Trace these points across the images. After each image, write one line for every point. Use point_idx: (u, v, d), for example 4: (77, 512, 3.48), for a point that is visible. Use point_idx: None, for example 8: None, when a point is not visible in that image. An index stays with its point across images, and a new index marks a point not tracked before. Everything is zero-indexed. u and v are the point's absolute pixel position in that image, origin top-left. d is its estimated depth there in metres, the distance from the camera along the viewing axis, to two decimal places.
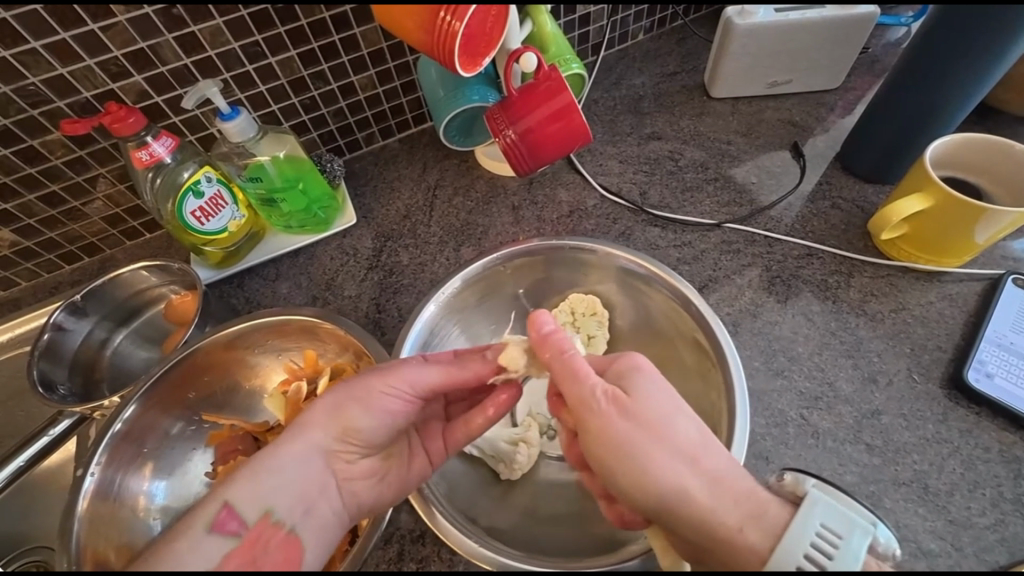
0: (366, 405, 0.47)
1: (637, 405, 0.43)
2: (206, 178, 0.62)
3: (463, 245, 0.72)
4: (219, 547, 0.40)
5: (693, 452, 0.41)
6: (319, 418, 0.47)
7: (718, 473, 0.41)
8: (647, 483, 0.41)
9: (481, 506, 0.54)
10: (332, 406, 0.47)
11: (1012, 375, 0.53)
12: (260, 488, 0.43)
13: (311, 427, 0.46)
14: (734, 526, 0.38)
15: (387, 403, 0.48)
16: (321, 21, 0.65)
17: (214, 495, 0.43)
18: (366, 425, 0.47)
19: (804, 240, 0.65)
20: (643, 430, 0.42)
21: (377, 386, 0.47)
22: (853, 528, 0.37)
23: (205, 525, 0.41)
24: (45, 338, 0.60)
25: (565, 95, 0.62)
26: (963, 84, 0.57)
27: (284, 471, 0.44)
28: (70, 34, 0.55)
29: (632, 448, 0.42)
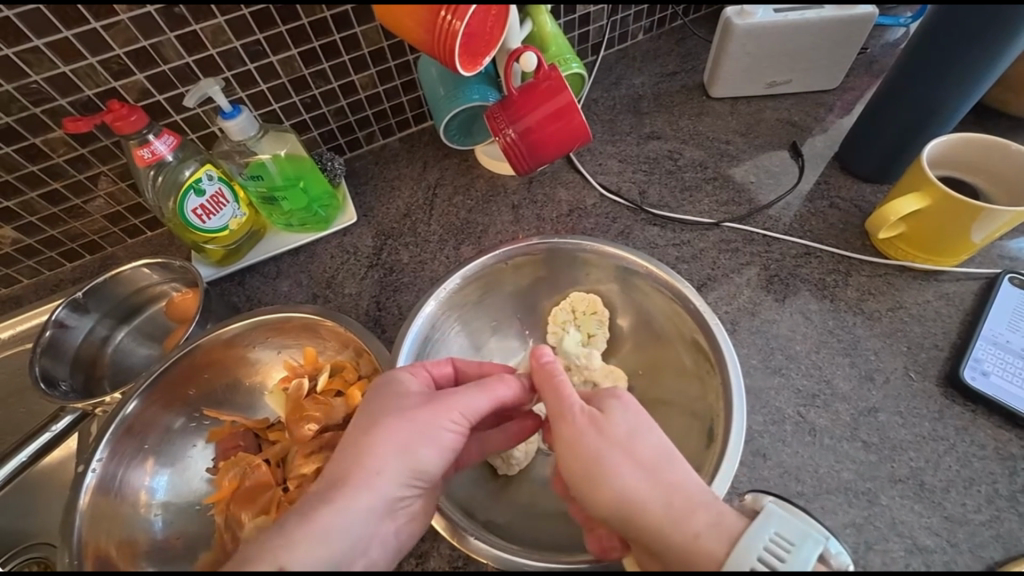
0: (433, 442, 0.44)
1: (607, 425, 0.44)
2: (207, 176, 0.62)
3: (463, 243, 0.72)
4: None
5: (655, 466, 0.41)
6: (385, 460, 0.42)
7: (681, 486, 0.40)
8: (608, 497, 0.41)
9: (480, 501, 0.55)
10: (401, 445, 0.43)
11: (1008, 373, 0.53)
12: (322, 553, 0.37)
13: (379, 474, 0.42)
14: (692, 536, 0.37)
15: (441, 436, 0.45)
16: (321, 20, 0.65)
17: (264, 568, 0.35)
18: (427, 464, 0.44)
19: (803, 240, 0.66)
20: (609, 446, 0.42)
21: (438, 421, 0.44)
22: (806, 536, 0.36)
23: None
24: (47, 335, 0.60)
25: (565, 95, 0.62)
26: (960, 84, 0.57)
27: (346, 530, 0.39)
28: (72, 33, 0.55)
29: (595, 465, 0.42)
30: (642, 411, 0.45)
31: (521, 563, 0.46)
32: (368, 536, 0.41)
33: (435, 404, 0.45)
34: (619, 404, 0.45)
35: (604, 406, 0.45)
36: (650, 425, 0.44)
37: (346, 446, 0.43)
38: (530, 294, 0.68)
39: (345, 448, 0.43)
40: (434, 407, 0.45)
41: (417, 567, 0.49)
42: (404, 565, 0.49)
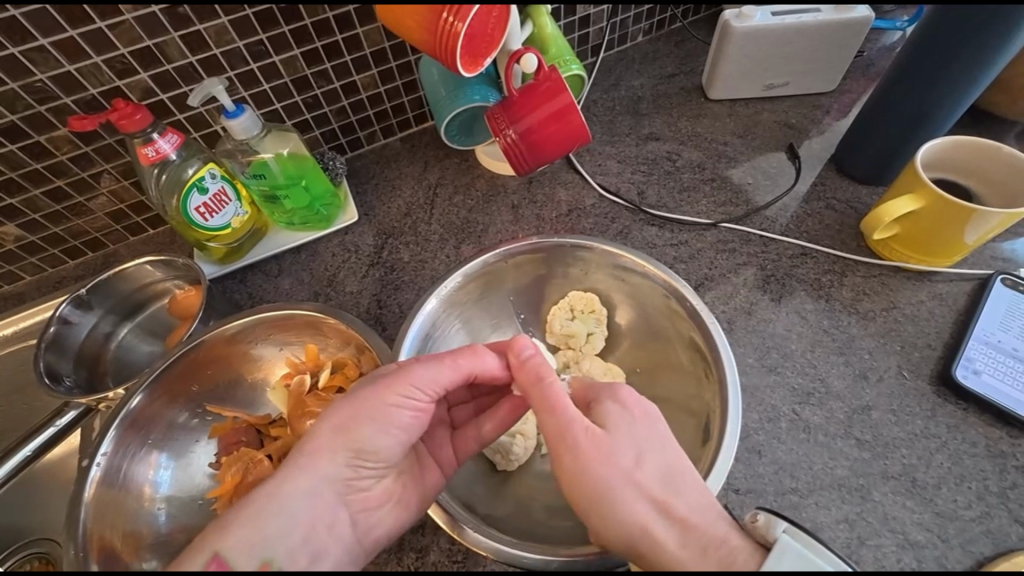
0: (377, 420, 0.46)
1: (612, 449, 0.44)
2: (210, 174, 0.63)
3: (463, 243, 0.73)
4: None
5: (662, 497, 0.43)
6: (325, 441, 0.45)
7: (688, 519, 0.42)
8: (617, 528, 0.43)
9: (479, 495, 0.55)
10: (341, 425, 0.45)
11: (1000, 373, 0.54)
12: (256, 535, 0.39)
13: (318, 454, 0.44)
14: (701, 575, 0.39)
15: (393, 412, 0.46)
16: (324, 20, 0.66)
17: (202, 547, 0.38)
18: (375, 440, 0.45)
19: (799, 240, 0.66)
20: (615, 474, 0.43)
21: (385, 402, 0.46)
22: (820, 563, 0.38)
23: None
24: (52, 331, 0.61)
25: (564, 95, 0.63)
26: (955, 87, 0.58)
27: (285, 513, 0.41)
28: (78, 32, 0.56)
29: (605, 495, 0.43)
30: (647, 435, 0.46)
31: (522, 555, 0.47)
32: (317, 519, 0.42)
33: (388, 384, 0.46)
34: (623, 426, 0.46)
35: (606, 424, 0.46)
36: (656, 451, 0.45)
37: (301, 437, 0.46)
38: (530, 293, 0.69)
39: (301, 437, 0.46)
40: (386, 384, 0.46)
41: (417, 561, 0.49)
42: (404, 559, 0.50)
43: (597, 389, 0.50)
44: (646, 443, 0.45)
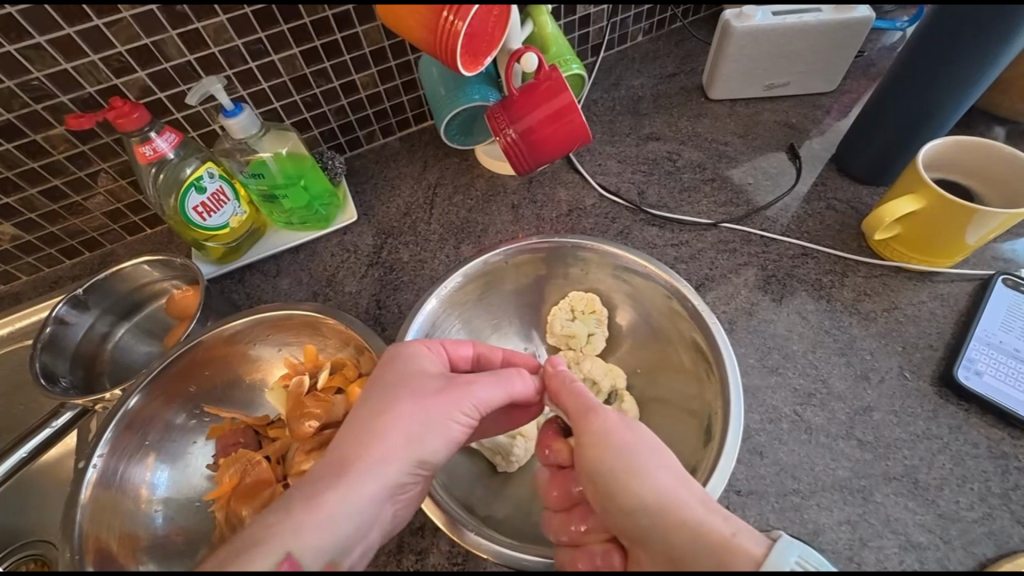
0: (440, 429, 0.45)
1: (638, 430, 0.47)
2: (208, 173, 0.63)
3: (463, 243, 0.72)
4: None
5: (682, 474, 0.44)
6: (390, 448, 0.43)
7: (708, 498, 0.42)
8: (644, 492, 0.42)
9: (478, 495, 0.55)
10: (409, 433, 0.44)
11: (1001, 374, 0.53)
12: (326, 535, 0.38)
13: (385, 461, 0.43)
14: (727, 533, 0.38)
15: (449, 424, 0.46)
16: (323, 19, 0.65)
17: (269, 544, 0.36)
18: (432, 451, 0.45)
19: (799, 240, 0.66)
20: (642, 445, 0.45)
21: (448, 412, 0.46)
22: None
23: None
24: (48, 331, 0.60)
25: (565, 95, 0.62)
26: (957, 87, 0.58)
27: (346, 514, 0.40)
28: (74, 30, 0.56)
29: (634, 459, 0.44)
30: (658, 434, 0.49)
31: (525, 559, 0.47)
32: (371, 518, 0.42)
33: (450, 395, 0.46)
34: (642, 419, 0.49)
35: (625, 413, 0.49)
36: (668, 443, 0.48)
37: (355, 428, 0.44)
38: (529, 293, 0.69)
39: (355, 428, 0.44)
40: (449, 392, 0.47)
41: (417, 563, 0.49)
42: (404, 561, 0.49)
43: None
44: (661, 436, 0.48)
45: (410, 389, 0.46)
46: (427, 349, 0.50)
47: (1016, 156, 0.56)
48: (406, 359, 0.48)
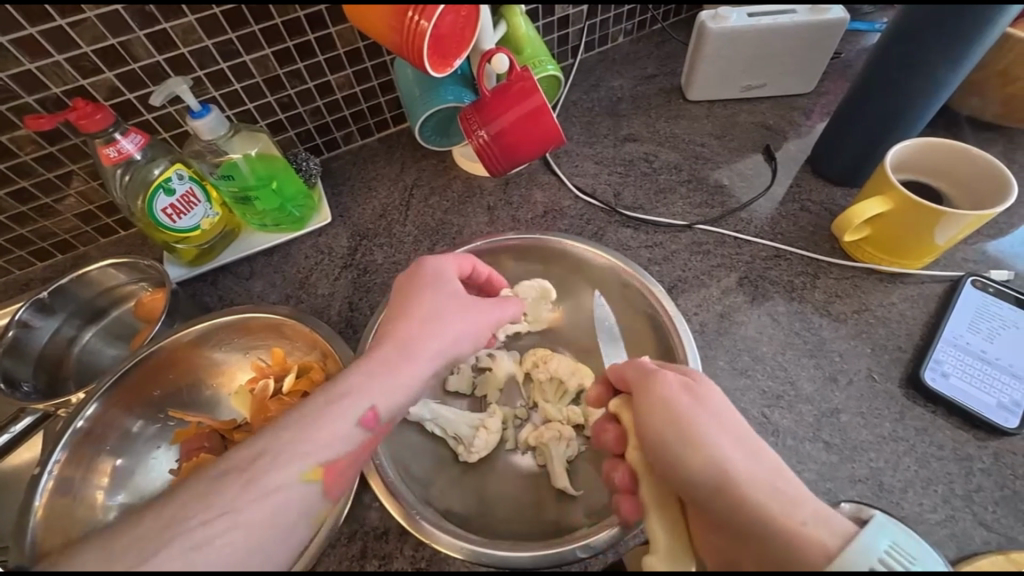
0: (476, 330, 0.51)
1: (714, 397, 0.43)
2: (177, 175, 0.62)
3: (438, 244, 0.72)
4: (360, 437, 0.44)
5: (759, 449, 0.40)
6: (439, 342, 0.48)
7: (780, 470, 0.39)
8: (700, 469, 0.38)
9: (437, 485, 0.54)
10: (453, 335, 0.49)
11: (967, 375, 0.54)
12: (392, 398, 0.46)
13: (438, 353, 0.48)
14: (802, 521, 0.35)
15: (487, 329, 0.52)
16: (295, 19, 0.65)
17: (354, 393, 0.44)
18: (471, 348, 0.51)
19: (773, 242, 0.66)
20: (710, 416, 0.41)
21: (487, 317, 0.52)
22: (922, 551, 0.35)
23: (355, 418, 0.43)
24: (10, 335, 0.59)
25: (537, 96, 0.62)
26: (926, 90, 0.58)
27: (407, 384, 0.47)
28: (37, 30, 0.55)
29: (689, 427, 0.41)
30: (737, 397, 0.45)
31: (489, 554, 0.47)
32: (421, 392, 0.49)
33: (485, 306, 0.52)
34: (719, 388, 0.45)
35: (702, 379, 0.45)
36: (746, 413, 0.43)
37: (411, 318, 0.49)
38: None
39: (414, 318, 0.48)
40: (489, 305, 0.53)
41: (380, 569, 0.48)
42: (366, 568, 0.48)
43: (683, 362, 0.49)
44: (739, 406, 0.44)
45: (451, 296, 0.51)
46: (456, 259, 0.53)
47: (981, 160, 0.56)
48: (432, 268, 0.52)
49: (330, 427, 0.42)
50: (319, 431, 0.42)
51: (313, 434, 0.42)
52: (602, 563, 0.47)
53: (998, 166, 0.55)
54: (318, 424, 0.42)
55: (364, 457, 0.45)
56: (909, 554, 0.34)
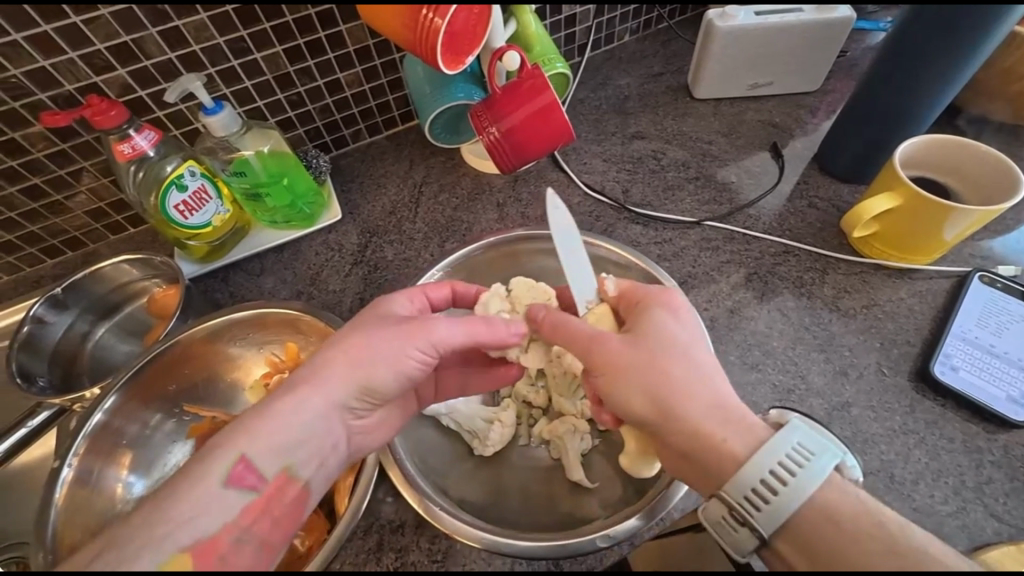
0: (377, 362, 0.45)
1: (656, 331, 0.46)
2: (189, 171, 0.62)
3: (448, 240, 0.72)
4: (238, 500, 0.40)
5: (699, 375, 0.44)
6: (338, 371, 0.45)
7: (721, 401, 0.43)
8: (639, 407, 0.44)
9: (452, 477, 0.55)
10: (352, 362, 0.45)
11: (977, 369, 0.54)
12: (279, 443, 0.42)
13: (330, 387, 0.44)
14: (720, 437, 0.41)
15: (402, 359, 0.46)
16: (306, 17, 0.65)
17: (226, 450, 0.41)
18: (380, 383, 0.46)
19: (781, 238, 0.67)
20: (651, 356, 0.44)
21: (400, 346, 0.46)
22: (825, 449, 0.39)
23: (222, 478, 0.40)
24: (25, 330, 0.59)
25: (547, 94, 0.63)
26: (934, 88, 0.58)
27: (299, 424, 0.43)
28: (52, 27, 0.55)
29: (627, 365, 0.44)
30: (692, 326, 0.47)
31: (507, 544, 0.48)
32: (324, 434, 0.44)
33: (412, 330, 0.46)
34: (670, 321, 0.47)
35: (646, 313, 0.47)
36: (697, 341, 0.46)
37: (310, 359, 0.46)
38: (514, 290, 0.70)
39: (315, 356, 0.46)
40: (403, 331, 0.46)
41: (396, 561, 0.49)
42: (383, 560, 0.49)
43: (645, 293, 0.49)
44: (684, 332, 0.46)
45: (371, 323, 0.47)
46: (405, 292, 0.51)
47: (997, 161, 0.56)
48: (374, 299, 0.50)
49: (194, 493, 0.39)
50: (175, 507, 0.38)
51: (173, 509, 0.38)
52: (616, 555, 0.48)
53: (1014, 169, 0.55)
54: (179, 498, 0.39)
55: (254, 524, 0.41)
56: (803, 452, 0.38)
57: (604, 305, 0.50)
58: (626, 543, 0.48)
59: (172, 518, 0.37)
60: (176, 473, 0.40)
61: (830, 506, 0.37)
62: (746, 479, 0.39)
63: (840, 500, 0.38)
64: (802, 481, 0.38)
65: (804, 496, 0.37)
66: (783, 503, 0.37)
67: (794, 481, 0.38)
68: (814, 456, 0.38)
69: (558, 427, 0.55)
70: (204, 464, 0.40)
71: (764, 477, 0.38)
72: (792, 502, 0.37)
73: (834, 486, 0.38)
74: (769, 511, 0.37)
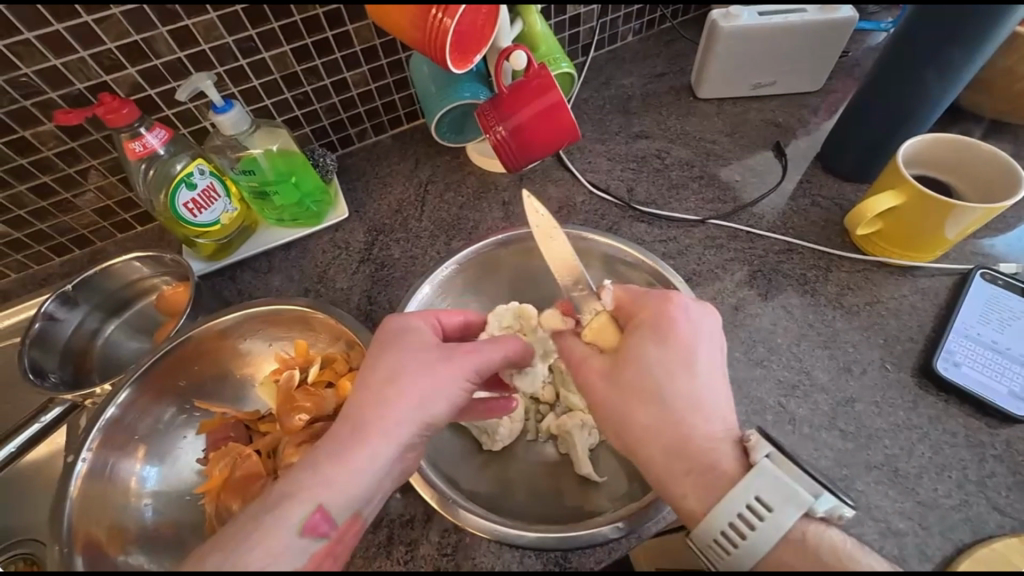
0: (417, 399, 0.44)
1: (642, 365, 0.43)
2: (199, 170, 0.63)
3: (454, 238, 0.73)
4: (311, 547, 0.39)
5: (682, 413, 0.42)
6: (402, 413, 0.43)
7: (693, 442, 0.41)
8: (614, 440, 0.45)
9: (461, 471, 0.56)
10: (418, 402, 0.44)
11: (979, 365, 0.55)
12: (351, 487, 0.41)
13: (395, 428, 0.43)
14: (681, 491, 0.41)
15: (448, 388, 0.45)
16: (314, 17, 0.66)
17: (296, 497, 0.40)
18: (437, 416, 0.45)
19: (785, 236, 0.68)
20: (632, 392, 0.43)
21: (450, 377, 0.45)
22: (789, 501, 0.37)
23: (297, 527, 0.38)
24: (37, 327, 0.60)
25: (554, 93, 0.63)
26: (935, 88, 0.59)
27: (367, 469, 0.42)
28: (64, 26, 0.56)
29: (600, 400, 0.45)
30: (686, 352, 0.44)
31: (516, 536, 0.49)
32: (388, 474, 0.43)
33: (455, 359, 0.46)
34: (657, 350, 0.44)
35: (634, 340, 0.45)
36: (682, 373, 0.43)
37: (364, 397, 0.44)
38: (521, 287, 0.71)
39: (367, 395, 0.44)
40: (448, 360, 0.46)
41: (407, 555, 0.49)
42: (393, 553, 0.49)
43: (648, 305, 0.46)
44: (667, 365, 0.43)
45: (411, 357, 0.46)
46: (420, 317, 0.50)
47: (999, 161, 0.57)
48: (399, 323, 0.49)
49: (269, 542, 0.37)
50: (251, 557, 0.36)
51: (250, 559, 0.36)
52: (625, 548, 0.48)
53: (1017, 169, 0.56)
54: (252, 549, 0.37)
55: (324, 568, 0.40)
56: (763, 505, 0.37)
57: (604, 315, 0.48)
58: (634, 536, 0.49)
59: (247, 568, 0.36)
60: (245, 521, 0.38)
61: (792, 559, 0.36)
62: (708, 529, 0.38)
63: (806, 551, 0.36)
64: (762, 534, 0.37)
65: (764, 550, 0.36)
66: (740, 557, 0.37)
67: (753, 535, 0.37)
68: (773, 510, 0.37)
69: (566, 423, 0.55)
70: (280, 512, 0.38)
71: (723, 531, 0.38)
72: (750, 555, 0.37)
73: (801, 536, 0.37)
74: (730, 561, 0.37)
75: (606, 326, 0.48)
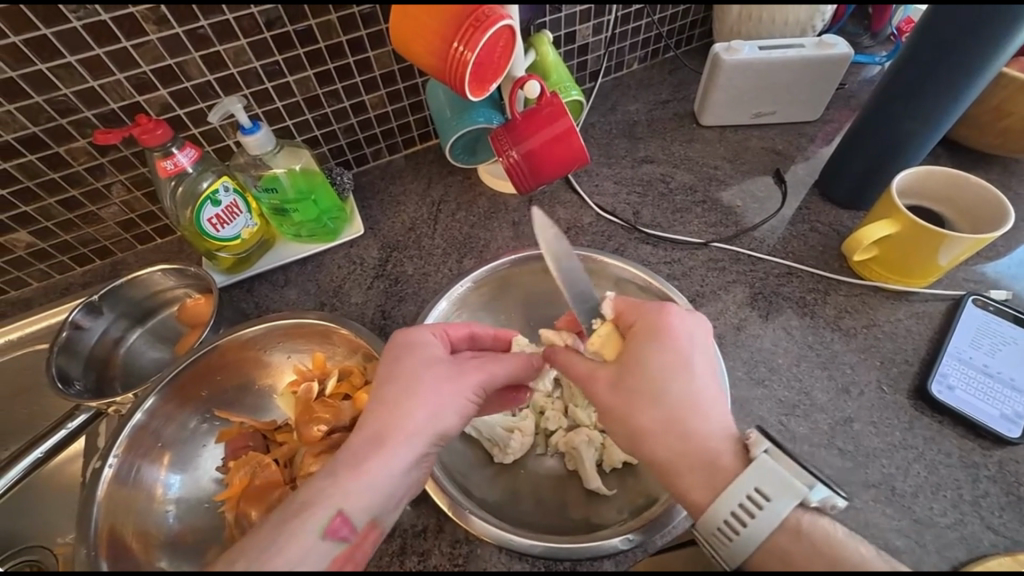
0: (431, 408, 0.46)
1: (646, 364, 0.46)
2: (223, 187, 0.65)
3: (466, 257, 0.76)
4: (331, 551, 0.39)
5: (686, 404, 0.45)
6: (419, 424, 0.45)
7: (700, 428, 0.44)
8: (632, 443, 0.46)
9: (472, 480, 0.57)
10: (432, 415, 0.46)
11: (971, 388, 0.57)
12: (372, 495, 0.42)
13: (415, 437, 0.45)
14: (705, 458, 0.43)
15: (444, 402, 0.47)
16: (337, 44, 0.69)
17: (321, 499, 0.41)
18: (446, 429, 0.47)
19: (784, 260, 0.70)
20: (637, 393, 0.45)
21: (456, 390, 0.48)
22: (786, 493, 0.39)
23: (319, 530, 0.39)
24: (64, 335, 0.62)
25: (565, 120, 0.67)
26: (924, 121, 0.62)
27: (383, 476, 0.43)
28: (104, 51, 0.59)
29: (615, 406, 0.47)
30: (675, 352, 0.46)
31: (523, 544, 0.50)
32: (403, 483, 0.45)
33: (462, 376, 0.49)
34: (653, 350, 0.46)
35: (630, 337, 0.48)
36: (676, 369, 0.45)
37: (382, 407, 0.46)
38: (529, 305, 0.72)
39: (390, 404, 0.46)
40: (455, 380, 0.48)
41: (419, 565, 0.51)
42: (406, 563, 0.51)
43: (637, 313, 0.50)
44: (662, 360, 0.46)
45: (424, 372, 0.48)
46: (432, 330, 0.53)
47: (1001, 213, 0.59)
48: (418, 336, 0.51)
49: (295, 545, 0.38)
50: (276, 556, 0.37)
51: (276, 557, 0.37)
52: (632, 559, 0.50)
53: (1008, 210, 0.59)
54: (279, 547, 0.38)
55: None
56: (760, 497, 0.39)
57: (605, 324, 0.52)
58: (640, 549, 0.50)
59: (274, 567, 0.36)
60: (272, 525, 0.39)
61: (784, 548, 0.39)
62: (711, 519, 0.41)
63: (795, 539, 0.39)
64: (755, 528, 0.39)
65: (759, 539, 0.39)
66: (737, 548, 0.39)
67: (746, 529, 0.39)
68: (771, 501, 0.39)
69: (574, 438, 0.57)
70: (304, 516, 0.39)
71: (720, 526, 0.40)
72: (748, 544, 0.39)
73: (794, 527, 0.39)
74: (730, 549, 0.40)
75: (609, 338, 0.50)
